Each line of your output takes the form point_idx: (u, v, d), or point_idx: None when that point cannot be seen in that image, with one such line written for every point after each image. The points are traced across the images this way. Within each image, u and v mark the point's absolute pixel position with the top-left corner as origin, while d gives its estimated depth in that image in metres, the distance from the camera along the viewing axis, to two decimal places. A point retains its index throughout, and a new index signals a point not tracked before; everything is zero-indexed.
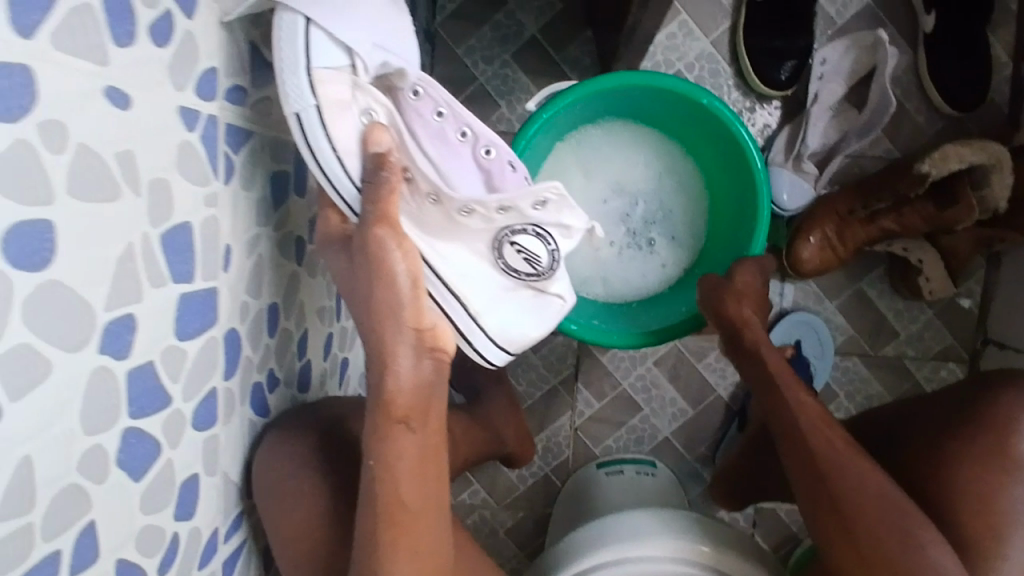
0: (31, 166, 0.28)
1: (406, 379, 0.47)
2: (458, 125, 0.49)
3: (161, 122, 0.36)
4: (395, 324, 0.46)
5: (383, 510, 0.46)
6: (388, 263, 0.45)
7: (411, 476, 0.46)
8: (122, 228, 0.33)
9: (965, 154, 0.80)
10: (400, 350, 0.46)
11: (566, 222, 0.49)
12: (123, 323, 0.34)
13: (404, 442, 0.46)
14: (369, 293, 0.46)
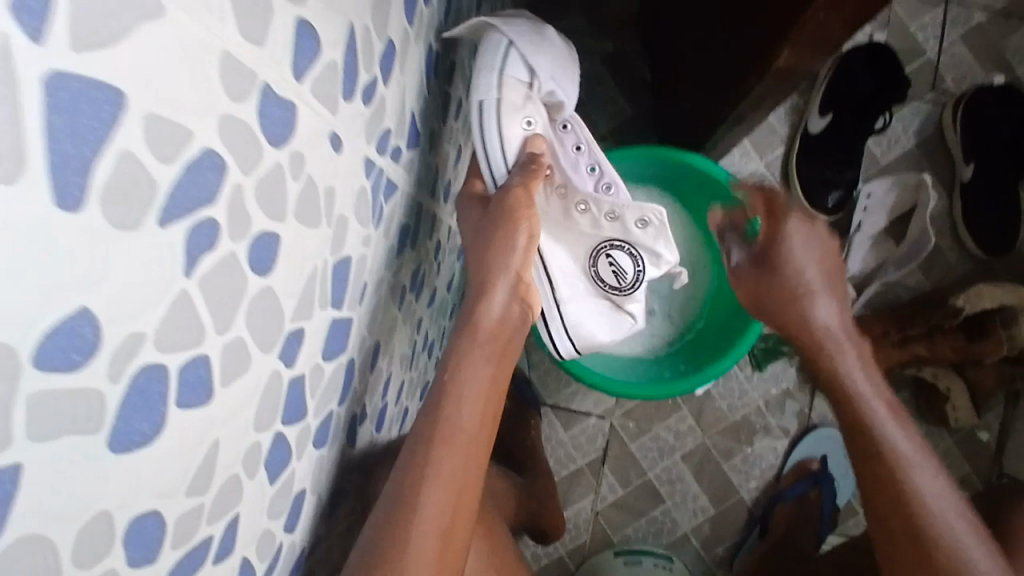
0: (280, 188, 0.32)
1: (494, 320, 0.60)
2: (590, 160, 0.68)
3: (353, 168, 0.41)
4: (501, 267, 0.60)
5: (440, 430, 0.54)
6: (516, 229, 0.60)
7: (473, 410, 0.56)
8: (314, 253, 0.38)
9: (997, 294, 0.88)
10: (500, 289, 0.60)
11: (658, 251, 0.70)
12: (296, 336, 0.38)
13: (476, 379, 0.57)
14: (483, 235, 0.60)
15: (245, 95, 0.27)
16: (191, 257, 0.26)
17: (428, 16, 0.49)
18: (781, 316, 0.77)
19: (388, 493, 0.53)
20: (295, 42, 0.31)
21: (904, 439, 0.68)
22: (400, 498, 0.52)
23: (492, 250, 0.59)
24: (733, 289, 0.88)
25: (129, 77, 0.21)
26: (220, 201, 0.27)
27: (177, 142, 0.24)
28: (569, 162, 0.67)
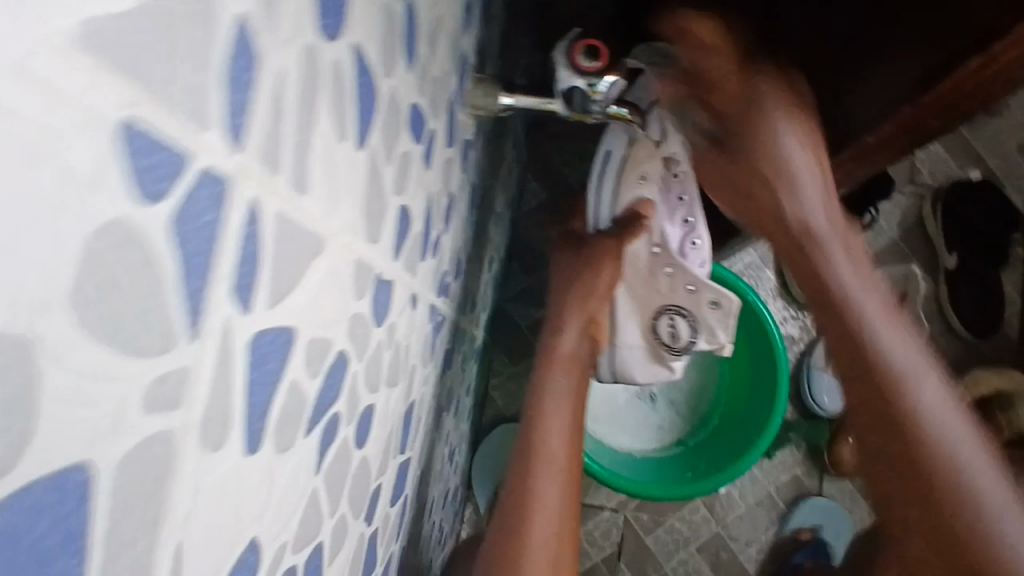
0: (379, 361, 0.33)
1: (571, 352, 0.71)
2: (686, 211, 0.72)
3: (422, 318, 0.42)
4: (580, 305, 0.71)
5: (527, 447, 0.64)
6: (600, 266, 0.70)
7: (563, 434, 0.66)
8: (394, 408, 0.38)
9: (994, 380, 0.92)
10: (572, 326, 0.71)
11: (716, 335, 0.74)
12: (375, 496, 0.38)
13: (562, 403, 0.67)
14: (569, 279, 0.72)
15: (366, 290, 0.29)
16: (322, 454, 0.26)
17: (473, 159, 0.52)
18: (758, 219, 0.59)
19: (505, 506, 0.62)
20: (397, 227, 0.32)
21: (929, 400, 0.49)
22: (517, 513, 0.60)
23: (573, 296, 0.71)
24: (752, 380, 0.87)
25: (300, 314, 0.22)
26: (343, 394, 0.28)
27: (321, 355, 0.24)
28: (669, 209, 0.72)
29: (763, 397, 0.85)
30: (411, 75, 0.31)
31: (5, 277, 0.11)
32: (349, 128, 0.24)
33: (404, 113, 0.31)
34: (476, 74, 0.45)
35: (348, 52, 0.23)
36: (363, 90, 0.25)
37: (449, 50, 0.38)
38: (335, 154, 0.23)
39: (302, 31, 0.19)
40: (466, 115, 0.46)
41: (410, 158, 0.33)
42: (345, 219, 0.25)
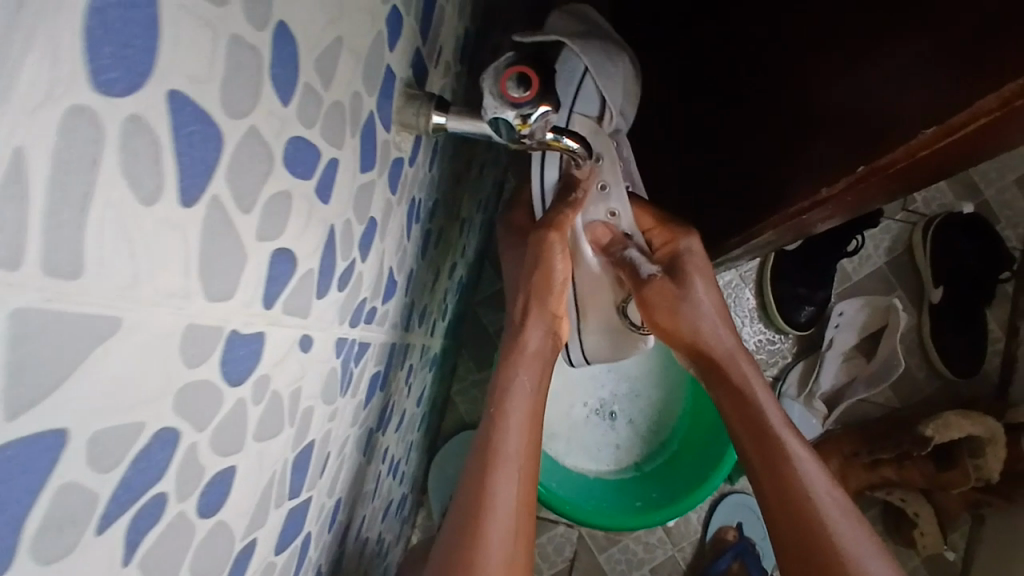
0: (241, 421, 0.30)
1: (533, 353, 0.67)
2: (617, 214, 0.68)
3: (324, 356, 0.39)
4: (539, 307, 0.67)
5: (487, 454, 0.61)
6: (552, 268, 0.65)
7: (520, 433, 0.63)
8: (272, 459, 0.35)
9: (965, 425, 0.88)
10: (534, 329, 0.68)
11: None
12: (247, 550, 0.35)
13: (524, 404, 0.64)
14: (526, 275, 0.67)
15: (209, 353, 0.26)
16: (133, 539, 0.24)
17: (412, 175, 0.48)
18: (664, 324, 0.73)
19: (461, 505, 0.60)
20: (267, 274, 0.29)
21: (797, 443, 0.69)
22: (475, 515, 0.58)
23: (533, 298, 0.67)
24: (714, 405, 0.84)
25: (77, 412, 0.19)
26: (170, 470, 0.26)
27: (124, 444, 0.22)
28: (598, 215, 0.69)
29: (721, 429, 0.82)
30: (288, 109, 0.27)
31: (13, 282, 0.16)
32: (164, 185, 0.20)
33: (278, 150, 0.27)
34: (407, 89, 0.41)
35: (161, 98, 0.19)
36: (192, 138, 0.21)
37: (362, 70, 0.34)
38: (135, 220, 0.19)
39: (63, 89, 0.15)
40: (395, 134, 0.42)
41: (290, 196, 0.29)
42: (159, 288, 0.22)
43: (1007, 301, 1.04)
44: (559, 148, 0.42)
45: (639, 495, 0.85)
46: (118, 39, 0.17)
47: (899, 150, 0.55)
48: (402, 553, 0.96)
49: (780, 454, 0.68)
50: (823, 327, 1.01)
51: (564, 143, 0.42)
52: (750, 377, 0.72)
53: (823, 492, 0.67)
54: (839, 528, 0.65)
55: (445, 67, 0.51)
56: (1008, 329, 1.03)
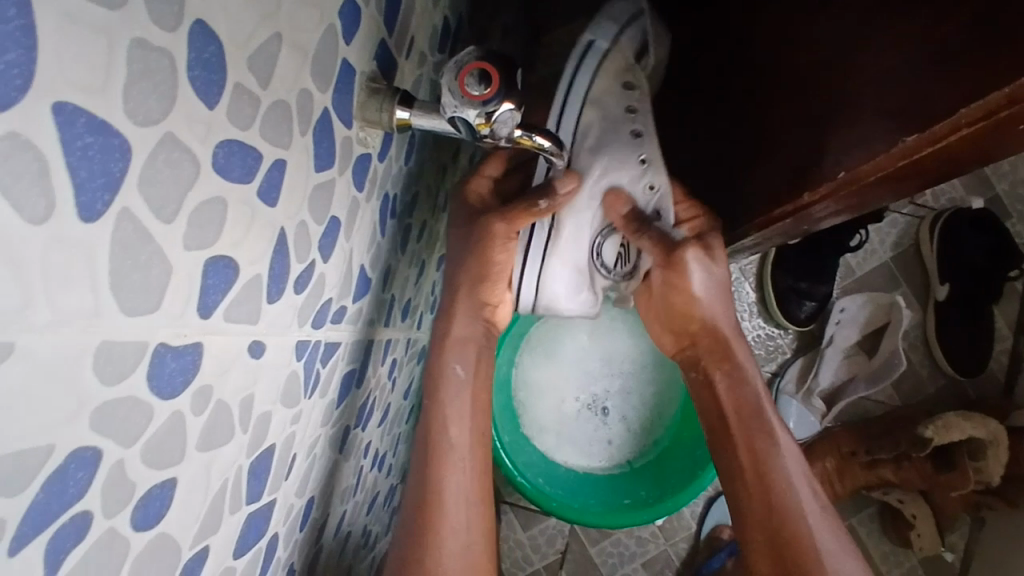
0: (180, 433, 0.29)
1: (463, 338, 0.63)
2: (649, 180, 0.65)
3: (281, 361, 0.38)
4: (471, 297, 0.62)
5: (432, 453, 0.60)
6: (491, 253, 0.59)
7: (460, 425, 0.61)
8: (224, 466, 0.34)
9: (966, 426, 0.86)
10: (467, 317, 0.63)
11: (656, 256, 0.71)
12: (198, 558, 0.34)
13: (461, 392, 0.62)
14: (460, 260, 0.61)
15: (132, 368, 0.25)
16: (53, 561, 0.23)
17: (383, 171, 0.47)
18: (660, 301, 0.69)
19: (413, 496, 0.60)
20: (203, 283, 0.28)
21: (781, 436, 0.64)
22: (424, 506, 0.58)
23: (461, 290, 0.62)
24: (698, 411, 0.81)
25: None
26: (94, 488, 0.24)
27: (31, 467, 0.21)
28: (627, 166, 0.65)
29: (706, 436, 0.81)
30: (215, 112, 0.25)
31: None
32: (57, 201, 0.19)
33: (206, 156, 0.26)
34: (369, 84, 0.40)
35: (44, 111, 0.18)
36: (88, 151, 0.20)
37: (310, 67, 0.32)
38: (22, 240, 0.18)
39: None
40: (358, 131, 0.40)
41: (228, 202, 0.28)
42: (62, 307, 0.21)
43: (1017, 298, 1.01)
44: (529, 146, 0.40)
45: (626, 492, 0.84)
46: None
47: (882, 158, 0.50)
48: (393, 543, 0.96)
49: (758, 452, 0.64)
50: (824, 323, 0.99)
51: (534, 141, 0.40)
52: (737, 364, 0.67)
53: (803, 493, 0.62)
54: (819, 532, 0.60)
55: (418, 59, 0.49)
56: (1016, 327, 1.00)
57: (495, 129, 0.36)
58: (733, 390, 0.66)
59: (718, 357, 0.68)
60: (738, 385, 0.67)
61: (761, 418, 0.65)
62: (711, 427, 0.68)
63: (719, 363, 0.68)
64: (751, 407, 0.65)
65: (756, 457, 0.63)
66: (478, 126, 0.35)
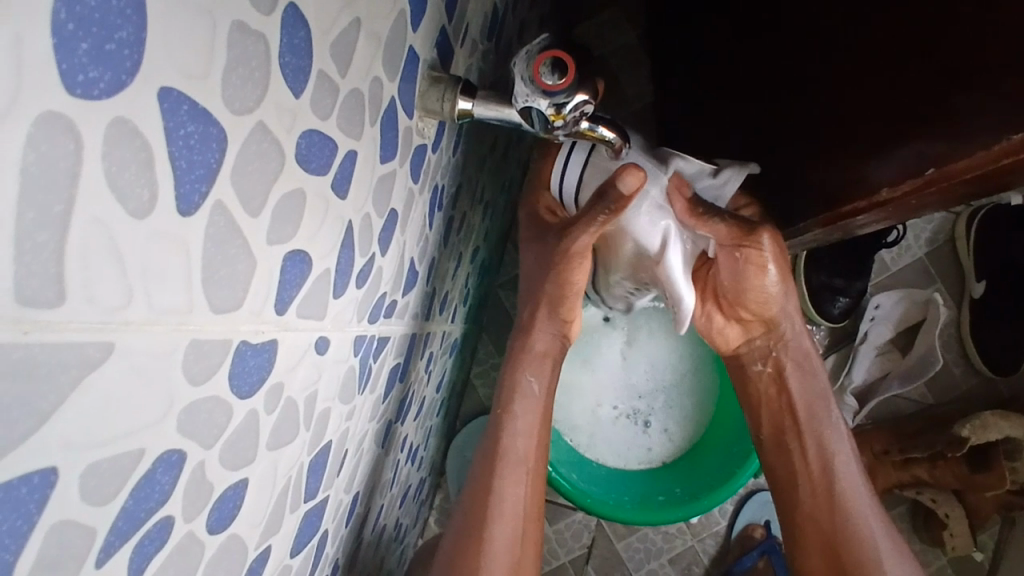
0: (252, 434, 0.28)
1: (542, 352, 0.64)
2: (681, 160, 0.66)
3: (341, 357, 0.37)
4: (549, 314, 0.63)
5: (490, 454, 0.60)
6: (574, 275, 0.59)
7: (529, 436, 0.61)
8: (288, 465, 0.33)
9: (1003, 426, 0.84)
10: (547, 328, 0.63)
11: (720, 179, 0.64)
12: (261, 557, 0.33)
13: (534, 404, 0.62)
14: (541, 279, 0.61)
15: (215, 369, 0.24)
16: (136, 570, 0.22)
17: (435, 162, 0.46)
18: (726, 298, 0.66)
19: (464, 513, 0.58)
20: (279, 278, 0.27)
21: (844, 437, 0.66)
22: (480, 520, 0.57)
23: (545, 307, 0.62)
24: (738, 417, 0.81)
25: (65, 443, 0.17)
26: (177, 492, 0.23)
27: (123, 472, 0.20)
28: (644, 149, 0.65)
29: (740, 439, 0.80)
30: (300, 100, 0.24)
31: None
32: (160, 193, 0.18)
33: (289, 146, 0.24)
34: (430, 72, 0.38)
35: (151, 95, 0.17)
36: (189, 139, 0.19)
37: (381, 55, 0.31)
38: (126, 236, 0.17)
39: (27, 93, 0.13)
40: (417, 121, 0.39)
41: (305, 194, 0.27)
42: (158, 305, 0.20)
43: None
44: (593, 138, 0.39)
45: (662, 489, 0.84)
46: (95, 33, 0.15)
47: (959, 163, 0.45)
48: (419, 536, 0.95)
49: (822, 452, 0.65)
50: (857, 320, 0.98)
51: (597, 133, 0.39)
52: (810, 360, 0.67)
53: (863, 496, 0.64)
54: (876, 535, 0.62)
55: (470, 47, 0.47)
56: None
57: (566, 121, 0.35)
58: (803, 388, 0.67)
59: (787, 351, 0.67)
60: (806, 383, 0.67)
61: (824, 418, 0.66)
62: (775, 423, 0.69)
63: (790, 357, 0.67)
64: (819, 406, 0.66)
65: (821, 456, 0.65)
66: (550, 118, 0.34)
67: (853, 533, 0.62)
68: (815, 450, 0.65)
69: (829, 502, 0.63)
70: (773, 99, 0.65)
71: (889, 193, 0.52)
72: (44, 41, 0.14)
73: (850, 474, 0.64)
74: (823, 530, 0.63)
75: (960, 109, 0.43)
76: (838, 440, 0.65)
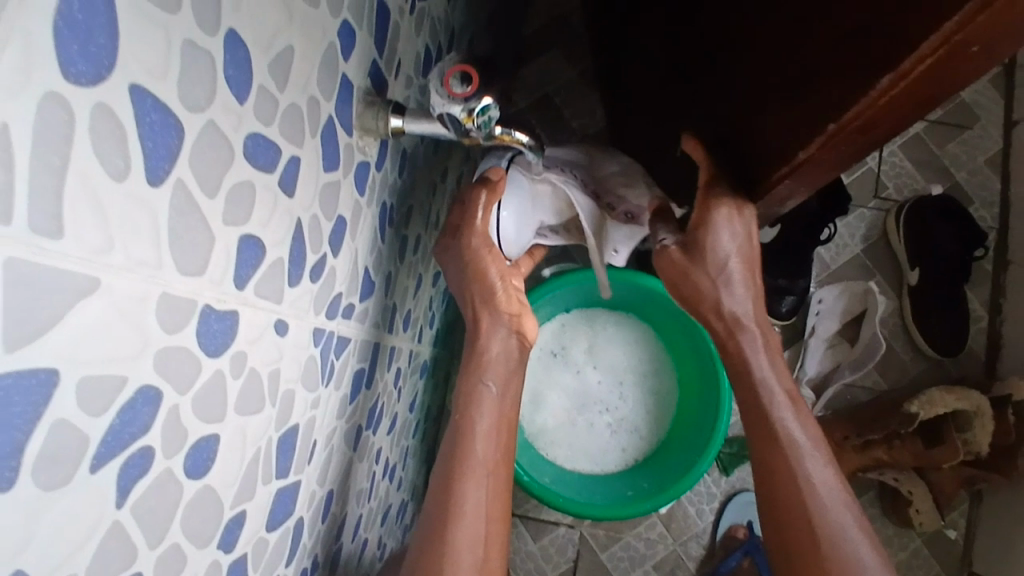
0: (220, 391, 0.33)
1: (495, 358, 0.69)
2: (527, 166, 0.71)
3: (301, 343, 0.42)
4: (491, 316, 0.70)
5: (455, 457, 0.63)
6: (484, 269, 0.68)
7: (487, 441, 0.65)
8: (257, 434, 0.38)
9: (949, 400, 0.92)
10: (495, 331, 0.70)
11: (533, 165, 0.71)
12: (236, 520, 0.37)
13: (489, 407, 0.67)
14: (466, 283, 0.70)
15: (185, 322, 0.29)
16: (123, 489, 0.27)
17: (380, 179, 0.52)
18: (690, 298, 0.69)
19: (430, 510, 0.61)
20: (236, 257, 0.32)
21: (792, 415, 0.63)
22: (442, 515, 0.60)
23: (483, 311, 0.70)
24: (698, 408, 0.88)
25: (62, 352, 0.22)
26: (155, 427, 0.28)
27: (109, 393, 0.25)
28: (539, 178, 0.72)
29: (700, 435, 0.85)
30: (244, 106, 0.30)
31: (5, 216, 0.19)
32: (132, 163, 0.24)
33: (238, 143, 0.31)
34: (366, 97, 0.45)
35: (122, 88, 0.23)
36: (153, 126, 0.25)
37: (316, 78, 0.38)
38: (108, 192, 0.23)
39: (33, 76, 0.19)
40: (358, 139, 0.46)
41: (256, 186, 0.33)
42: (134, 257, 0.25)
43: (986, 279, 1.08)
44: (509, 141, 0.46)
45: (630, 483, 0.88)
46: (82, 38, 0.21)
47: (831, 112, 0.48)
48: None
49: (769, 432, 0.63)
50: (804, 316, 1.04)
51: (514, 137, 0.47)
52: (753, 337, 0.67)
53: (810, 466, 0.61)
54: (834, 520, 0.58)
55: (406, 81, 0.55)
56: (990, 308, 1.07)
57: (478, 124, 0.41)
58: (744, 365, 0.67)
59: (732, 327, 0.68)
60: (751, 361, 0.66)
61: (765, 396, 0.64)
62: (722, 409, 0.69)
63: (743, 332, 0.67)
64: (762, 381, 0.65)
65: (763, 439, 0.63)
66: (463, 120, 0.41)
67: (801, 507, 0.59)
68: (752, 425, 0.64)
69: (771, 480, 0.61)
70: (695, 107, 0.72)
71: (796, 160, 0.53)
72: (46, 41, 0.20)
73: (800, 445, 0.61)
74: (776, 509, 0.61)
75: (818, 98, 0.49)
76: (786, 415, 0.63)
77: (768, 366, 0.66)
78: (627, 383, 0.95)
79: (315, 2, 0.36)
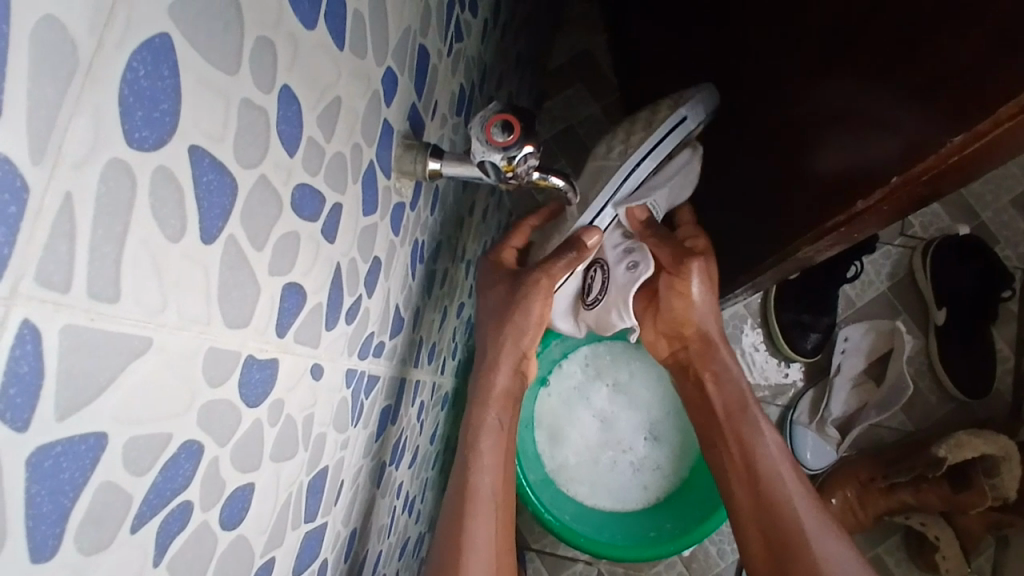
0: (259, 441, 0.33)
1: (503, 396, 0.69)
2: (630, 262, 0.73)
3: (334, 385, 0.42)
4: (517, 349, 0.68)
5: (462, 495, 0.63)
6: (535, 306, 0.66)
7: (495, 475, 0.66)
8: (290, 480, 0.38)
9: (978, 444, 0.88)
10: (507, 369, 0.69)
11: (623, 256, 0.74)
12: (265, 569, 0.37)
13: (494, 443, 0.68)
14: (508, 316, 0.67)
15: (228, 375, 0.29)
16: (162, 545, 0.27)
17: (414, 219, 0.53)
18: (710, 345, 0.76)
19: (440, 549, 0.61)
20: (280, 306, 0.32)
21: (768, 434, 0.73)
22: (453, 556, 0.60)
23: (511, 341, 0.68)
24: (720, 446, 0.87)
25: (111, 415, 0.22)
26: (194, 481, 0.28)
27: (154, 450, 0.25)
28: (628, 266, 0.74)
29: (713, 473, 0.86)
30: (294, 158, 0.31)
31: (62, 284, 0.19)
32: (189, 223, 0.24)
33: (286, 195, 0.31)
34: (404, 140, 0.45)
35: (183, 150, 0.23)
36: (210, 185, 0.25)
37: (360, 126, 0.38)
38: (165, 251, 0.23)
39: (102, 146, 0.19)
40: (395, 181, 0.46)
41: (300, 236, 0.33)
42: (185, 314, 0.25)
43: (1013, 318, 1.06)
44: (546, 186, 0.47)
45: (653, 524, 0.90)
46: (147, 105, 0.21)
47: (925, 160, 0.48)
48: None
49: (751, 453, 0.72)
50: (830, 354, 1.03)
51: (550, 181, 0.47)
52: (722, 366, 0.76)
53: (789, 482, 0.69)
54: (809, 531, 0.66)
55: (441, 120, 0.55)
56: (1017, 347, 1.05)
57: (518, 171, 0.43)
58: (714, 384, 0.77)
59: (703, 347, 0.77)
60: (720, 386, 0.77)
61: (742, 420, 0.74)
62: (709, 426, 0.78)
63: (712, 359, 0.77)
64: (746, 410, 0.75)
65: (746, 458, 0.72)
66: (504, 167, 0.42)
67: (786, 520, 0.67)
68: (742, 444, 0.73)
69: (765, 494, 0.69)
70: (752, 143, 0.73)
71: (867, 203, 0.56)
72: (116, 113, 0.20)
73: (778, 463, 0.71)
74: (767, 522, 0.68)
75: None
76: (762, 440, 0.72)
77: (735, 373, 0.76)
78: (651, 418, 0.93)
79: (363, 52, 0.36)
